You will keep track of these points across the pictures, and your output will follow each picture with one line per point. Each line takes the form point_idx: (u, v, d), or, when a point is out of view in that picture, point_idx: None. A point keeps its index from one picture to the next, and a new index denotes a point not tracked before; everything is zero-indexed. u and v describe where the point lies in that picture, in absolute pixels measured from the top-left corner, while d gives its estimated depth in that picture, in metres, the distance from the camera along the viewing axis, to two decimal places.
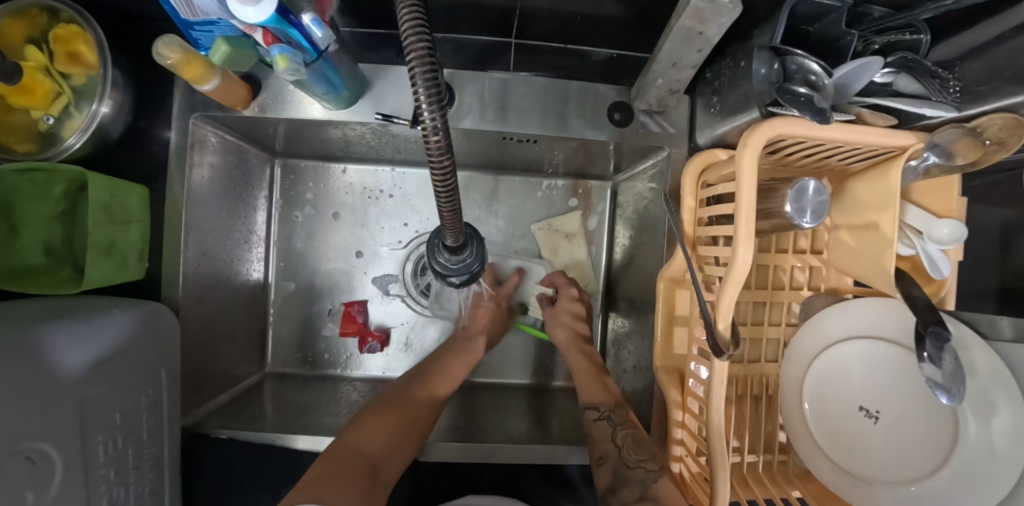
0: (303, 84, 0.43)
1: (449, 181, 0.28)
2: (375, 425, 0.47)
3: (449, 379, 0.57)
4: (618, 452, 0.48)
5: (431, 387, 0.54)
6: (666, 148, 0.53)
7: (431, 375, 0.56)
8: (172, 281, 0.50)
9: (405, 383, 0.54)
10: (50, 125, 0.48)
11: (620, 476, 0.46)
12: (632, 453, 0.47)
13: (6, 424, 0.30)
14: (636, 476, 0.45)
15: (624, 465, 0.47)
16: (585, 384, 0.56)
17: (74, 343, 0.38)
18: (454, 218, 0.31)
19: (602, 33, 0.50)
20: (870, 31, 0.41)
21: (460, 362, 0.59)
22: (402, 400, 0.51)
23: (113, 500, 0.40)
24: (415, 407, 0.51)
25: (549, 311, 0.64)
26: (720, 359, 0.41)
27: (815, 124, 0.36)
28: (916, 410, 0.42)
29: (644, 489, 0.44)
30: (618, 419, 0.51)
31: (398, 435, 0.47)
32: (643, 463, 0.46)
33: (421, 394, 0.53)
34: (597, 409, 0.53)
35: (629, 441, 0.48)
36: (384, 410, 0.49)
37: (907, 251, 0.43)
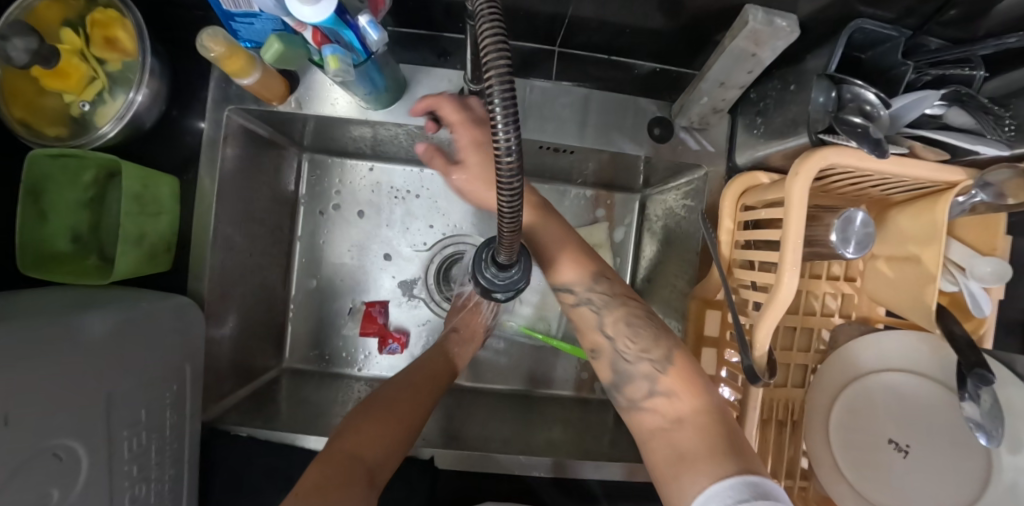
0: (346, 84, 0.42)
1: (515, 203, 0.26)
2: (368, 430, 0.43)
3: (440, 375, 0.54)
4: (609, 342, 0.45)
5: (424, 385, 0.51)
6: (703, 167, 0.52)
7: (418, 372, 0.53)
8: (198, 275, 0.50)
9: (393, 383, 0.50)
10: (84, 110, 0.47)
11: (621, 371, 0.44)
12: (631, 344, 0.44)
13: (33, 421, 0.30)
14: (639, 370, 0.42)
15: (622, 358, 0.44)
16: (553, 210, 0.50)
17: (105, 335, 0.37)
18: (513, 237, 0.29)
19: (646, 46, 0.50)
20: (924, 64, 0.39)
21: (445, 359, 0.56)
22: (394, 399, 0.48)
23: (134, 497, 0.39)
24: (408, 407, 0.47)
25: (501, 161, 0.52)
26: (755, 386, 0.40)
27: (871, 157, 0.35)
28: (946, 447, 0.42)
29: (651, 385, 0.41)
30: (608, 302, 0.46)
31: (392, 437, 0.44)
32: (642, 354, 0.43)
33: (412, 393, 0.49)
34: (573, 292, 0.48)
35: (621, 329, 0.45)
36: (373, 413, 0.45)
37: (948, 288, 0.42)
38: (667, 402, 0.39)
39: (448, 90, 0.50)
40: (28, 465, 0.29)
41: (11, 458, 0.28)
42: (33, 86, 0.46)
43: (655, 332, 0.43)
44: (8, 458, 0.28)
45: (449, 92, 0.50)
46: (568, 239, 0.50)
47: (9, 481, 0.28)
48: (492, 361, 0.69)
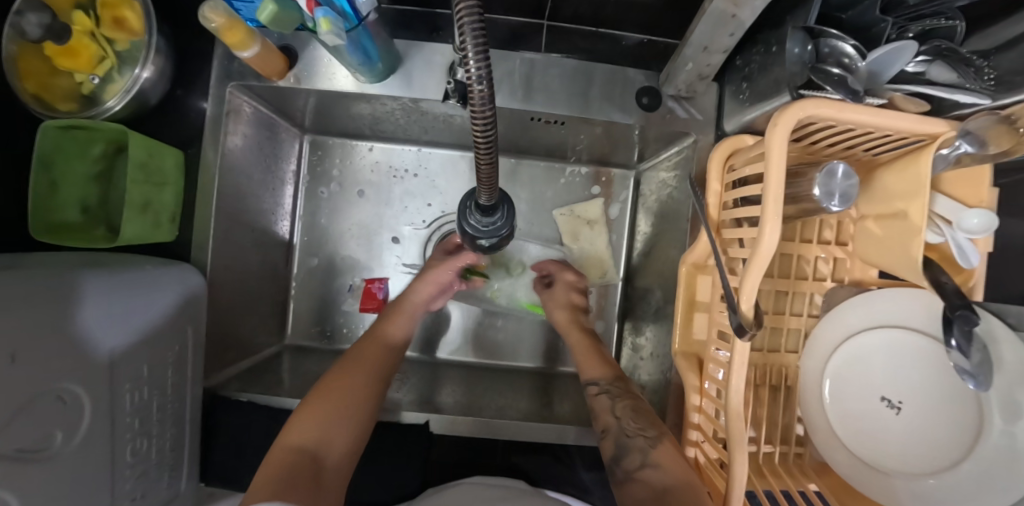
0: (340, 53, 0.43)
1: (489, 133, 0.28)
2: (310, 415, 0.43)
3: (386, 354, 0.53)
4: (616, 422, 0.48)
5: (369, 366, 0.50)
6: (692, 135, 0.53)
7: (364, 351, 0.52)
8: (201, 246, 0.51)
9: (337, 368, 0.50)
10: (94, 86, 0.50)
11: (622, 443, 0.46)
12: (631, 421, 0.47)
13: (34, 361, 0.31)
14: (635, 442, 0.45)
15: (624, 434, 0.46)
16: (586, 362, 0.57)
17: (109, 293, 0.39)
18: (490, 172, 0.30)
19: (633, 17, 0.50)
20: (903, 19, 0.40)
21: (391, 339, 0.55)
22: (340, 386, 0.47)
23: (135, 450, 0.41)
24: (351, 386, 0.47)
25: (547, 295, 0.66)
26: (742, 340, 0.41)
27: (849, 107, 0.36)
28: (936, 400, 0.41)
29: (644, 456, 0.43)
30: (616, 393, 0.51)
31: (337, 415, 0.44)
32: (642, 430, 0.46)
33: (358, 376, 0.49)
34: (597, 384, 0.53)
35: (627, 411, 0.48)
36: (322, 400, 0.45)
37: (935, 240, 0.42)
38: (657, 473, 0.41)
39: (441, 64, 0.51)
40: (31, 401, 0.31)
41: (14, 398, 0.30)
42: (44, 66, 0.48)
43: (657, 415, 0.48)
44: (11, 396, 0.29)
45: (441, 67, 0.51)
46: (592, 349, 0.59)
47: (13, 415, 0.29)
48: (489, 338, 0.70)
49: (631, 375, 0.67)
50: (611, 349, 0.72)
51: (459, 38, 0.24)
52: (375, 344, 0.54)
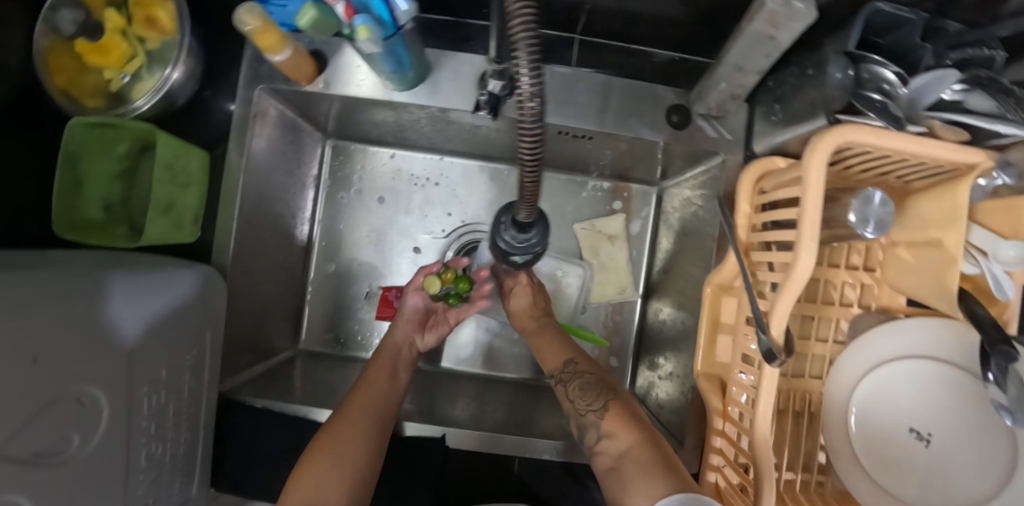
0: (373, 59, 0.43)
1: (536, 150, 0.28)
2: (309, 472, 0.41)
3: (384, 402, 0.50)
4: (572, 406, 0.47)
5: (366, 417, 0.47)
6: (720, 155, 0.52)
7: (359, 398, 0.49)
8: (223, 247, 0.51)
9: (333, 418, 0.47)
10: (124, 83, 0.50)
11: (581, 425, 0.45)
12: (581, 400, 0.46)
13: (55, 363, 0.31)
14: (589, 419, 0.44)
15: (580, 416, 0.45)
16: (544, 350, 0.54)
17: (130, 292, 0.38)
18: (534, 189, 0.30)
19: (665, 34, 0.50)
20: (943, 47, 0.38)
21: (387, 384, 0.52)
22: (337, 442, 0.44)
23: (150, 454, 0.40)
24: (348, 437, 0.45)
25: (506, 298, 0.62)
26: (772, 365, 0.40)
27: (890, 133, 0.35)
28: (967, 433, 0.40)
29: (598, 431, 0.43)
30: (568, 377, 0.49)
31: (335, 469, 0.42)
32: (592, 406, 0.45)
33: (355, 428, 0.46)
34: (552, 375, 0.51)
35: (576, 390, 0.47)
36: (322, 458, 0.42)
37: (970, 271, 0.41)
38: (612, 443, 0.41)
39: (469, 73, 0.51)
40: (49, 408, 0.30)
41: (34, 399, 0.29)
42: (74, 63, 0.48)
43: (605, 386, 0.46)
44: (31, 397, 0.29)
45: (469, 75, 0.51)
46: (545, 331, 0.57)
47: (32, 419, 0.29)
48: (504, 350, 0.69)
49: (647, 393, 0.66)
50: (627, 367, 0.71)
51: (514, 56, 0.24)
52: (371, 390, 0.50)
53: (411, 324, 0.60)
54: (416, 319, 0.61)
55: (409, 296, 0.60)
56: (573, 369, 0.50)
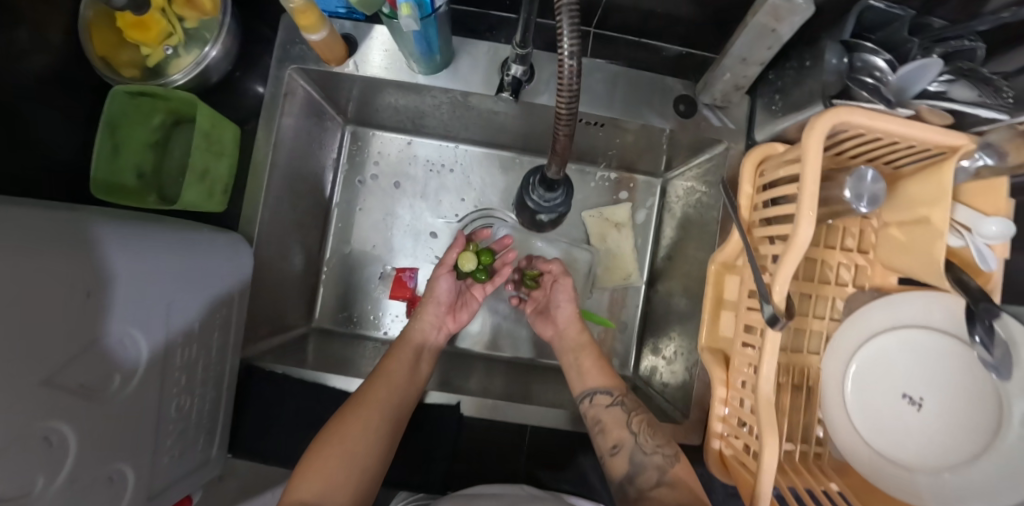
0: (405, 42, 0.46)
1: (571, 106, 0.32)
2: (318, 465, 0.42)
3: (402, 395, 0.50)
4: (632, 435, 0.48)
5: (381, 412, 0.48)
6: (724, 142, 0.56)
7: (377, 390, 0.49)
8: (250, 218, 0.53)
9: (348, 407, 0.47)
10: (167, 55, 0.52)
11: (637, 461, 0.46)
12: (649, 438, 0.47)
13: (103, 301, 0.32)
14: (652, 461, 0.45)
15: (641, 452, 0.46)
16: (588, 369, 0.55)
17: (176, 245, 0.40)
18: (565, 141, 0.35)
19: (674, 29, 0.54)
20: (929, 42, 0.42)
21: (406, 375, 0.53)
22: (348, 436, 0.45)
23: (179, 406, 0.41)
24: (355, 425, 0.46)
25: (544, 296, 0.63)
26: (774, 329, 0.42)
27: (879, 113, 0.39)
28: (960, 398, 0.42)
29: (660, 475, 0.44)
30: (632, 406, 0.51)
31: (345, 461, 0.43)
32: (660, 448, 0.46)
33: (367, 421, 0.46)
34: (609, 395, 0.52)
35: (645, 427, 0.48)
36: (330, 451, 0.43)
37: (955, 243, 0.44)
38: (671, 492, 0.43)
39: (490, 61, 0.54)
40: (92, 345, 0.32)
41: (82, 332, 0.31)
42: (116, 35, 0.51)
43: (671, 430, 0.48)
44: (81, 331, 0.31)
45: (490, 63, 0.54)
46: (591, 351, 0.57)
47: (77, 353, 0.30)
48: (513, 332, 0.71)
49: (651, 375, 0.69)
50: (632, 350, 0.73)
51: (556, 17, 0.28)
52: (389, 382, 0.50)
53: (441, 309, 0.61)
54: (446, 303, 0.61)
55: (439, 280, 0.60)
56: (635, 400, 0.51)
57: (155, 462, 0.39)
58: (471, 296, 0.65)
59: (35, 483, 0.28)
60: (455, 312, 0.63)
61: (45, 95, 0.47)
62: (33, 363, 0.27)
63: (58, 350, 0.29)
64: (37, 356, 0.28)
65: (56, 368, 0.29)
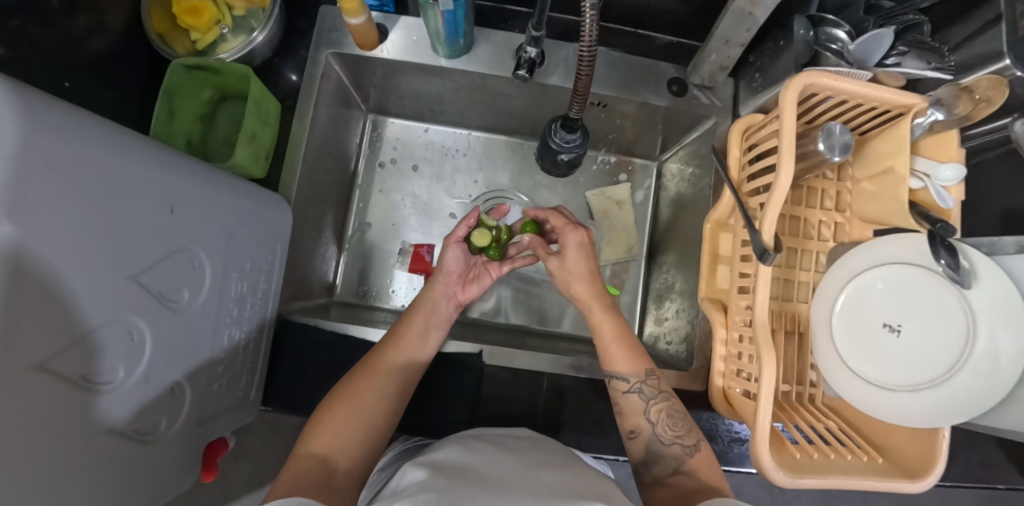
0: (437, 23, 0.53)
1: (591, 51, 0.40)
2: (334, 418, 0.45)
3: (408, 364, 0.53)
4: (650, 426, 0.49)
5: (389, 375, 0.50)
6: (712, 118, 0.64)
7: (387, 354, 0.52)
8: (289, 183, 0.58)
9: (361, 368, 0.50)
10: (223, 34, 0.59)
11: (656, 451, 0.48)
12: (668, 428, 0.48)
13: (182, 220, 0.37)
14: (670, 451, 0.47)
15: (659, 441, 0.48)
16: (614, 354, 0.53)
17: (236, 190, 0.45)
18: (586, 78, 0.44)
19: (665, 21, 0.62)
20: (881, 20, 0.51)
21: (415, 344, 0.55)
22: (357, 395, 0.48)
23: (230, 338, 0.45)
24: (368, 383, 0.48)
25: (558, 264, 0.61)
26: (766, 264, 0.47)
27: (843, 74, 0.46)
28: (931, 326, 0.47)
29: (679, 464, 0.46)
30: (653, 393, 0.51)
31: (361, 414, 0.46)
32: (680, 438, 0.48)
33: (375, 379, 0.49)
34: (626, 381, 0.52)
35: (663, 417, 0.49)
36: (341, 409, 0.46)
37: (916, 188, 0.51)
38: (687, 478, 0.45)
39: (504, 48, 0.61)
40: (171, 257, 0.36)
41: (165, 243, 0.35)
42: (171, 19, 0.57)
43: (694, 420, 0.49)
44: (162, 243, 0.35)
45: (506, 49, 0.61)
46: (625, 335, 0.55)
47: (157, 261, 0.34)
48: (524, 303, 0.75)
49: (655, 342, 0.73)
50: (635, 320, 0.77)
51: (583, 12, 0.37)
52: (400, 348, 0.53)
53: (453, 278, 0.64)
54: (457, 274, 0.65)
55: (450, 250, 0.64)
56: (656, 382, 0.52)
57: (206, 388, 0.42)
58: (486, 272, 0.68)
59: (116, 373, 0.32)
60: (466, 284, 0.66)
61: (107, 73, 0.53)
62: (123, 260, 0.31)
63: (143, 254, 0.33)
64: (129, 253, 0.32)
65: (142, 269, 0.33)
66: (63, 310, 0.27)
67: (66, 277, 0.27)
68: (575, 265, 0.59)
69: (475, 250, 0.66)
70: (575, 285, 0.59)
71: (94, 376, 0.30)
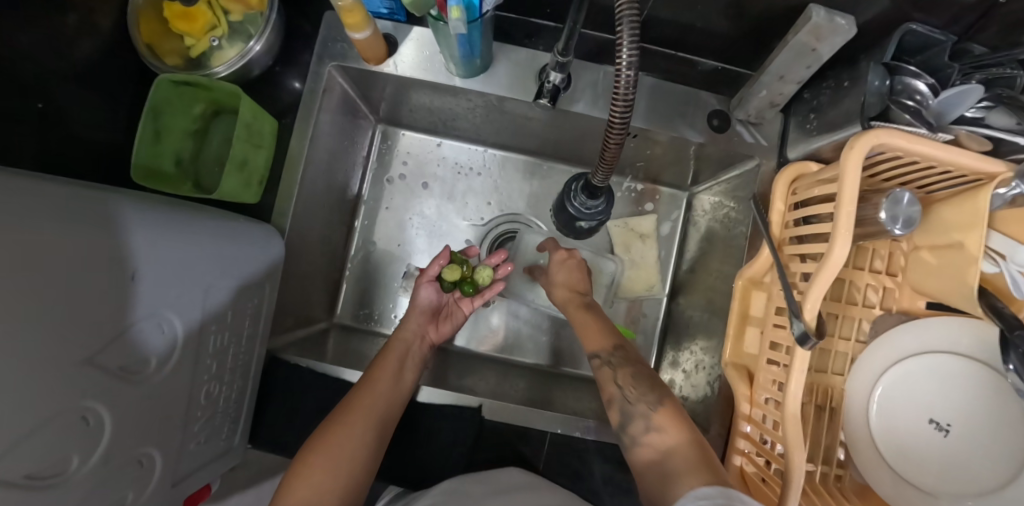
0: (448, 42, 0.46)
1: (626, 102, 0.35)
2: (315, 466, 0.41)
3: (388, 406, 0.49)
4: (619, 391, 0.47)
5: (368, 417, 0.47)
6: (755, 158, 0.57)
7: (364, 397, 0.49)
8: (283, 210, 0.53)
9: (339, 414, 0.46)
10: (213, 46, 0.53)
11: (626, 411, 0.45)
12: (634, 389, 0.45)
13: (150, 285, 0.33)
14: (638, 409, 0.44)
15: (626, 401, 0.45)
16: (586, 334, 0.54)
17: (213, 234, 0.40)
18: (617, 129, 0.38)
19: (711, 46, 0.55)
20: (969, 68, 0.42)
21: (392, 383, 0.52)
22: (339, 439, 0.44)
23: (209, 392, 0.43)
24: (349, 432, 0.45)
25: (547, 279, 0.63)
26: (804, 348, 0.40)
27: (917, 138, 0.37)
28: (987, 425, 0.40)
29: (647, 422, 0.42)
30: (619, 363, 0.49)
31: (340, 464, 0.42)
32: (643, 396, 0.44)
33: (358, 425, 0.46)
34: (597, 356, 0.51)
35: (628, 379, 0.47)
36: (320, 457, 0.42)
37: (990, 269, 0.42)
38: (660, 437, 0.41)
39: (523, 66, 0.54)
40: (139, 324, 0.32)
41: (128, 314, 0.31)
42: (162, 26, 0.52)
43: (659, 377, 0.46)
44: (121, 313, 0.31)
45: (523, 67, 0.54)
46: (598, 321, 0.55)
47: (119, 335, 0.31)
48: (531, 337, 0.70)
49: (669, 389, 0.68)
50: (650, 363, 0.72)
51: (617, 27, 0.30)
52: (376, 390, 0.50)
53: (424, 316, 0.61)
54: (428, 312, 0.61)
55: (421, 288, 0.61)
56: (623, 355, 0.50)
57: (182, 447, 0.41)
58: (458, 308, 0.64)
59: (70, 462, 0.28)
60: (439, 322, 0.63)
61: (97, 83, 0.49)
62: (77, 342, 0.27)
63: (100, 330, 0.29)
64: (86, 334, 0.28)
65: (98, 349, 0.29)
66: (15, 419, 0.23)
67: (15, 386, 0.23)
68: (563, 271, 0.61)
69: (447, 287, 0.62)
70: (557, 291, 0.60)
71: (43, 472, 0.26)
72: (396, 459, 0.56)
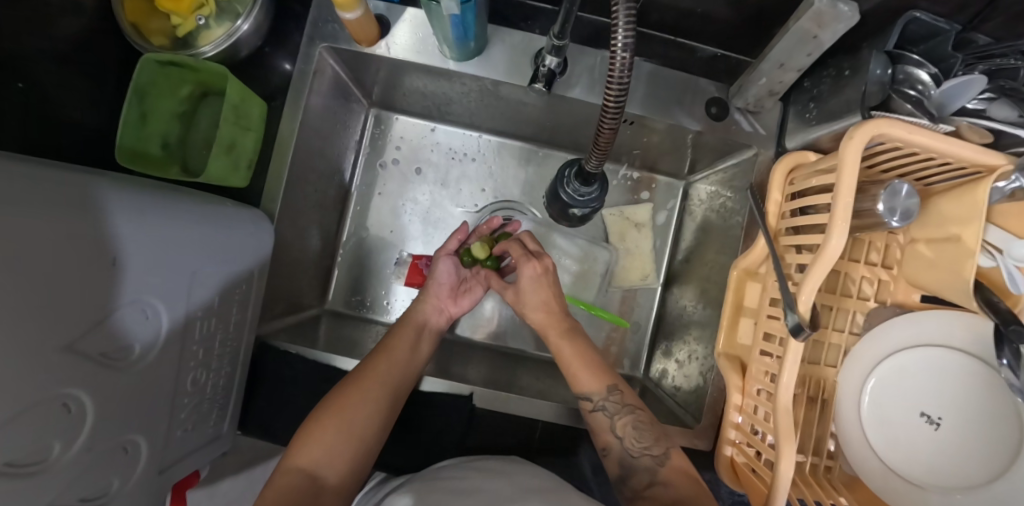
0: (442, 24, 0.45)
1: (620, 87, 0.34)
2: (320, 434, 0.42)
3: (403, 376, 0.50)
4: (618, 441, 0.47)
5: (382, 387, 0.47)
6: (753, 148, 0.56)
7: (379, 366, 0.49)
8: (273, 194, 0.52)
9: (349, 382, 0.46)
10: (200, 25, 0.52)
11: (627, 465, 0.45)
12: (636, 440, 0.46)
13: (133, 270, 0.32)
14: (642, 462, 0.45)
15: (630, 455, 0.46)
16: (574, 377, 0.51)
17: (200, 218, 0.39)
18: (611, 115, 0.37)
19: (710, 32, 0.54)
20: (972, 57, 0.42)
21: (407, 355, 0.51)
22: (351, 408, 0.44)
23: (196, 379, 0.43)
24: (357, 402, 0.45)
25: (516, 294, 0.58)
26: (795, 339, 0.39)
27: (919, 128, 0.36)
28: (979, 422, 0.39)
29: (652, 476, 0.43)
30: (618, 409, 0.48)
31: (341, 436, 0.43)
32: (648, 450, 0.45)
33: (370, 394, 0.46)
34: (591, 399, 0.49)
35: (629, 431, 0.46)
36: (334, 422, 0.43)
37: (986, 264, 0.41)
38: (666, 490, 0.42)
39: (518, 50, 0.53)
40: (121, 309, 0.32)
41: (109, 299, 0.31)
42: (147, 4, 0.51)
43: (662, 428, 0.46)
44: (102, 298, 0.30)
45: (518, 52, 0.53)
46: (585, 354, 0.52)
47: (101, 320, 0.30)
48: (524, 326, 0.70)
49: (662, 378, 0.68)
50: (643, 352, 0.73)
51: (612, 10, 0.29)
52: (390, 361, 0.50)
53: (445, 291, 0.60)
54: (450, 286, 0.61)
55: (439, 263, 0.60)
56: (619, 399, 0.48)
57: (168, 434, 0.40)
58: (477, 283, 0.63)
59: (51, 449, 0.28)
60: (457, 297, 0.61)
61: (80, 63, 0.48)
62: (58, 326, 0.27)
63: (82, 315, 0.29)
64: (67, 319, 0.27)
65: (80, 334, 0.29)
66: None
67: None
68: (532, 293, 0.56)
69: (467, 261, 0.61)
70: (534, 313, 0.56)
71: (24, 458, 0.26)
72: (386, 445, 0.56)
